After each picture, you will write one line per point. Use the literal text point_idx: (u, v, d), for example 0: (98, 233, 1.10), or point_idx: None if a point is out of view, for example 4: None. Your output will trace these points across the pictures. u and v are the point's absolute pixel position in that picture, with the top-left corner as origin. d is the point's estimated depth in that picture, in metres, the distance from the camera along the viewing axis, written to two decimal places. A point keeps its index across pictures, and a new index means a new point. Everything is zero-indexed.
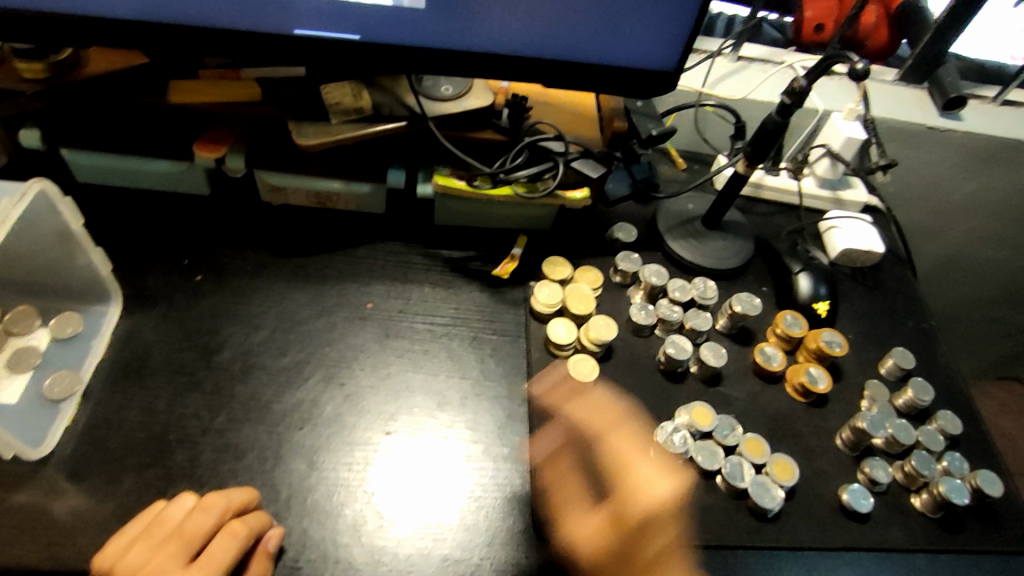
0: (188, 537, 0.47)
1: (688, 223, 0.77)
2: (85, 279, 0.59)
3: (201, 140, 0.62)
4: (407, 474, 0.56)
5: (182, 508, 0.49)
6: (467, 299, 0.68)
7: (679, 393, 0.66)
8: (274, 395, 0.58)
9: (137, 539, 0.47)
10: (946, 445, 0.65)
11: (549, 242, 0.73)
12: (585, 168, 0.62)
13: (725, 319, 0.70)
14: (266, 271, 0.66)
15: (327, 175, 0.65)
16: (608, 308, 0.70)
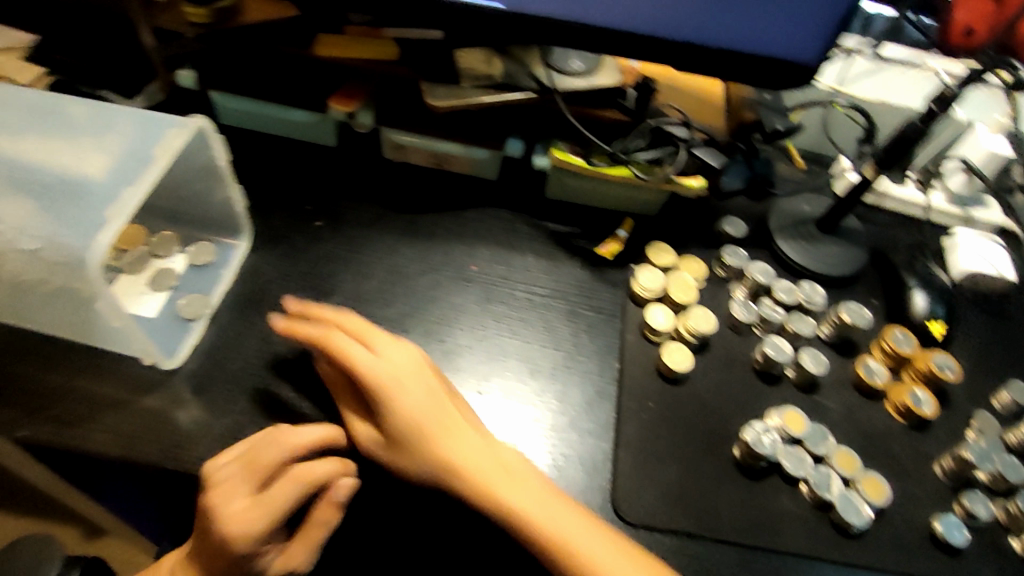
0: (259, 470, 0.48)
1: (801, 225, 0.75)
2: (221, 212, 0.64)
3: (337, 93, 0.64)
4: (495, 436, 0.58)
5: (283, 447, 0.49)
6: (567, 274, 0.69)
7: (771, 395, 0.65)
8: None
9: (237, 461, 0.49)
10: None
11: (655, 228, 0.73)
12: (707, 157, 0.62)
13: (830, 327, 0.68)
14: (380, 224, 0.69)
15: (449, 137, 0.67)
16: (708, 301, 0.69)
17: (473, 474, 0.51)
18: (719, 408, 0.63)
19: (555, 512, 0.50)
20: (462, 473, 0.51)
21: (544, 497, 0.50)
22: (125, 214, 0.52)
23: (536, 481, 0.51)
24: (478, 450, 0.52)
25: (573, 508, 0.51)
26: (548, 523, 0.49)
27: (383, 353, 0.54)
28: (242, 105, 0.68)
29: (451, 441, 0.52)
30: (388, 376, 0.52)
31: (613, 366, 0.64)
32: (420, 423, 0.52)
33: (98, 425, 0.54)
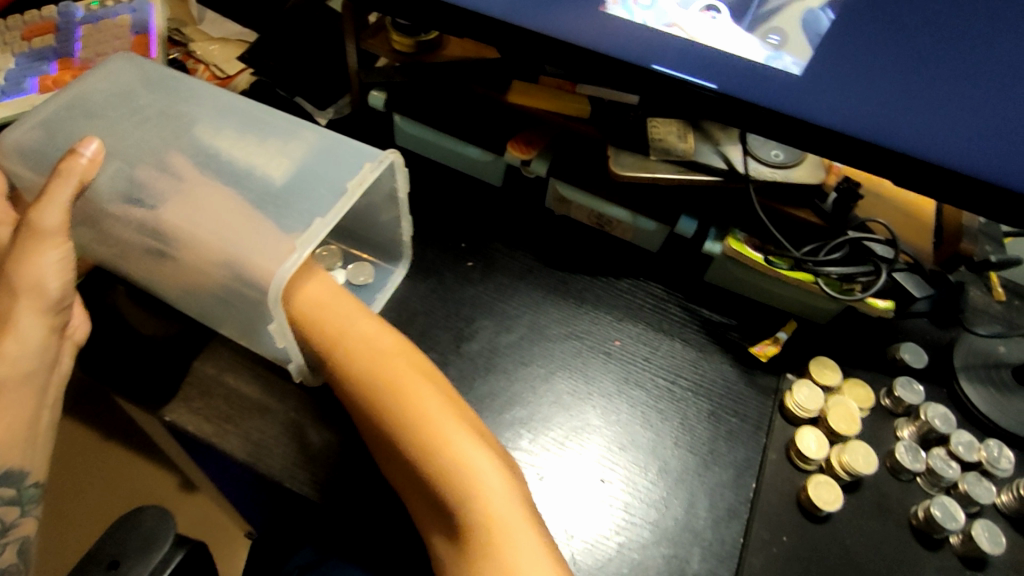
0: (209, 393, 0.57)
1: (993, 367, 0.66)
2: (388, 237, 0.65)
3: (516, 139, 0.64)
4: (606, 533, 0.54)
5: (213, 369, 0.59)
6: (714, 370, 0.64)
7: (928, 561, 0.56)
8: (506, 400, 0.59)
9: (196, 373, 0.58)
10: None
11: (821, 338, 0.66)
12: (908, 284, 0.56)
13: (1011, 498, 0.59)
14: (530, 277, 0.67)
15: (620, 203, 0.64)
16: (868, 434, 0.62)
17: (420, 421, 0.50)
18: (864, 562, 0.55)
19: (484, 470, 0.48)
20: (413, 419, 0.50)
21: (479, 454, 0.49)
22: (309, 246, 0.52)
23: (481, 441, 0.50)
24: (432, 401, 0.51)
25: (511, 482, 0.48)
26: (484, 490, 0.47)
27: (358, 321, 0.56)
28: (422, 132, 0.69)
29: (412, 386, 0.52)
30: (374, 348, 0.54)
31: (750, 485, 0.58)
32: (399, 384, 0.52)
33: (232, 428, 0.56)
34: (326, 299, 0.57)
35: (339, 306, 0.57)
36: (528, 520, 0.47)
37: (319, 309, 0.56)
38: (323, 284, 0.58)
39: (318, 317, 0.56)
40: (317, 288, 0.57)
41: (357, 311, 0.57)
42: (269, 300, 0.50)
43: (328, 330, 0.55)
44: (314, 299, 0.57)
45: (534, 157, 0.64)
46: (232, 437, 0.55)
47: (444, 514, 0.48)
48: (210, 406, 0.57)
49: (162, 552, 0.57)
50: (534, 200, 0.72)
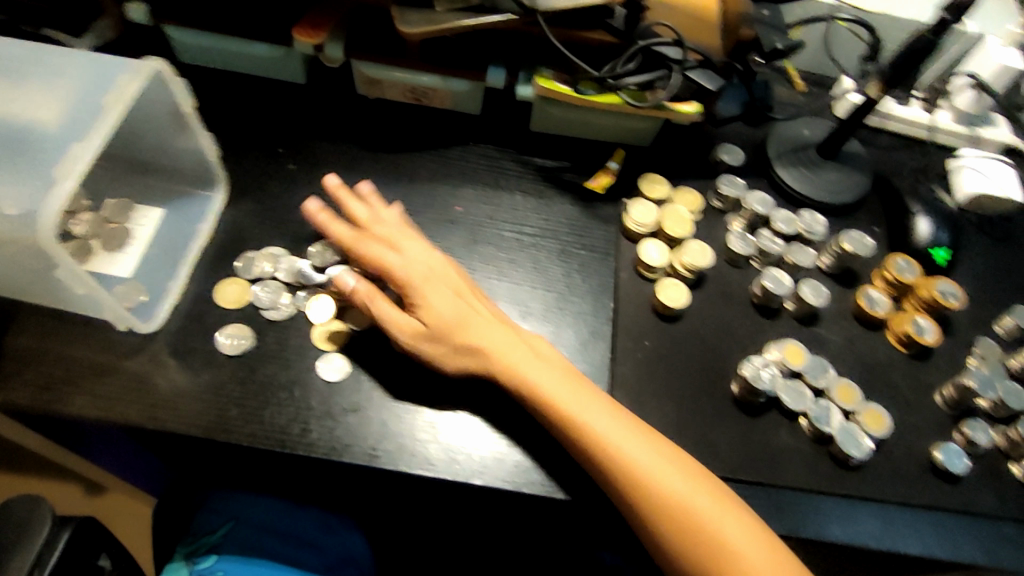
0: (38, 360, 0.53)
1: (800, 150, 0.71)
2: (195, 162, 0.60)
3: (300, 23, 0.60)
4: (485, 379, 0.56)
5: (34, 338, 0.54)
6: (558, 212, 0.66)
7: (771, 328, 0.63)
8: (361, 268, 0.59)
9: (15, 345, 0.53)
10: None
11: (647, 159, 0.69)
12: (701, 80, 0.58)
13: (830, 257, 0.66)
14: (358, 166, 0.65)
15: (425, 69, 0.62)
16: (704, 234, 0.66)
17: (609, 452, 0.49)
18: (717, 345, 0.61)
19: (676, 481, 0.48)
20: (604, 454, 0.49)
21: (687, 481, 0.49)
22: (72, 182, 0.45)
23: (708, 485, 0.49)
24: (594, 412, 0.50)
25: (748, 518, 0.48)
26: (726, 541, 0.47)
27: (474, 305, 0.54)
28: (200, 40, 0.64)
29: (565, 398, 0.50)
30: (566, 399, 0.50)
31: (608, 305, 0.62)
32: (618, 448, 0.49)
33: (76, 390, 0.52)
34: (425, 283, 0.53)
35: (497, 326, 0.54)
36: (775, 555, 0.47)
37: (386, 275, 0.54)
38: (420, 268, 0.54)
39: (475, 329, 0.53)
40: (454, 308, 0.53)
41: (511, 330, 0.54)
42: (44, 247, 0.44)
43: (453, 319, 0.52)
44: (406, 271, 0.54)
45: (325, 40, 0.60)
46: (80, 398, 0.52)
47: (672, 561, 0.48)
48: (43, 373, 0.52)
49: (43, 535, 0.54)
50: (345, 89, 0.69)
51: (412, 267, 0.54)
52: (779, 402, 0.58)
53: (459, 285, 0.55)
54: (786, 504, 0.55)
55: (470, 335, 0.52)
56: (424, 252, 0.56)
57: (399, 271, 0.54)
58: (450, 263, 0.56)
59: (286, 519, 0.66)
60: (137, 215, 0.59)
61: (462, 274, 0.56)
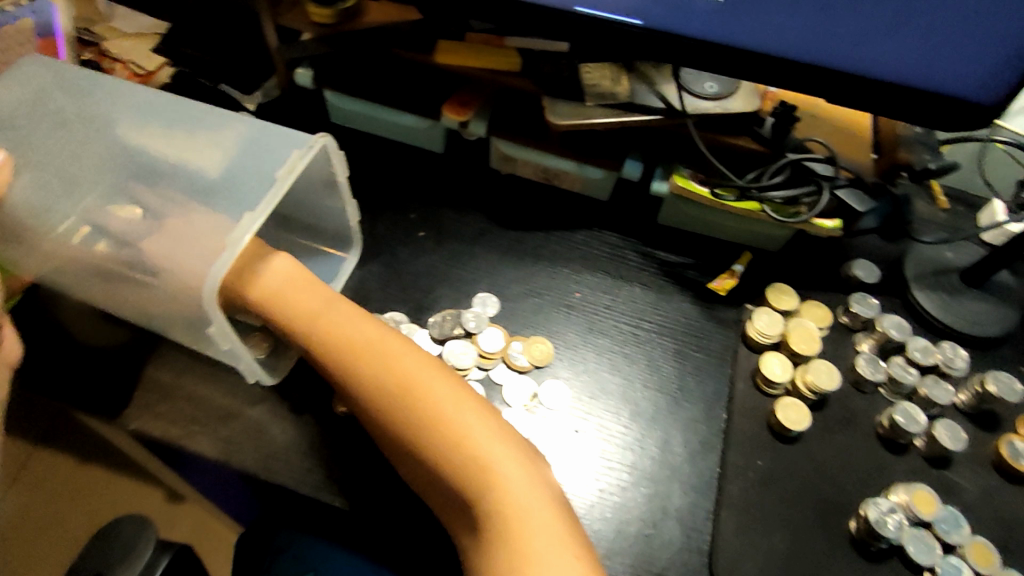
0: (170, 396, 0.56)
1: (942, 275, 0.67)
2: (336, 224, 0.63)
3: (451, 101, 0.63)
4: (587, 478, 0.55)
5: (169, 374, 0.57)
6: (676, 310, 0.64)
7: (898, 466, 0.58)
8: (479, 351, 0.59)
9: (152, 377, 0.57)
10: None
11: (775, 265, 0.67)
12: (851, 200, 0.56)
13: (969, 395, 0.61)
14: (484, 240, 0.67)
15: (564, 155, 0.63)
16: (829, 352, 0.63)
17: (496, 490, 0.46)
18: (836, 476, 0.57)
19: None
20: (492, 490, 0.46)
21: None
22: (240, 243, 0.47)
23: None
24: (547, 522, 0.45)
25: None
26: None
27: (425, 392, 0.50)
28: (356, 107, 0.67)
29: (507, 474, 0.46)
30: (522, 507, 0.45)
31: (720, 416, 0.59)
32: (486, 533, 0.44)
33: (199, 428, 0.54)
34: (340, 326, 0.52)
35: (478, 415, 0.48)
36: None
37: (327, 337, 0.52)
38: (329, 304, 0.54)
39: (441, 398, 0.49)
40: (403, 365, 0.50)
41: (494, 422, 0.49)
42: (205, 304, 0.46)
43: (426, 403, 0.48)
44: (301, 305, 0.54)
45: (471, 118, 0.63)
46: (202, 438, 0.54)
47: None
48: (172, 409, 0.55)
49: (146, 557, 0.56)
50: (479, 162, 0.71)
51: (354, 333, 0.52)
52: (902, 551, 0.54)
53: (368, 320, 0.54)
54: None
55: (445, 421, 0.48)
56: (358, 313, 0.54)
57: (324, 319, 0.53)
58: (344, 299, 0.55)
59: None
60: None
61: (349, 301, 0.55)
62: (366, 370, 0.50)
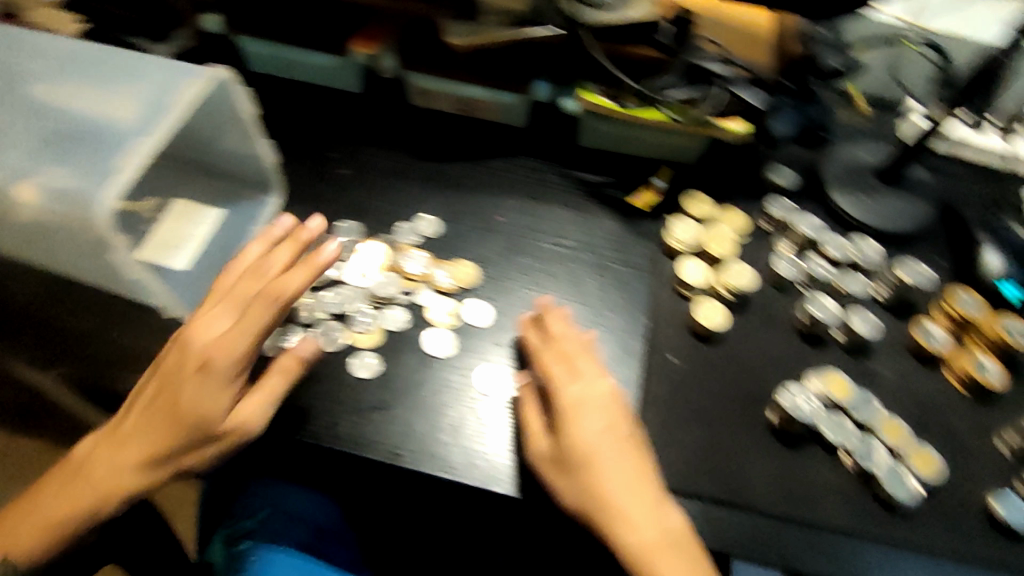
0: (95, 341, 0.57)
1: (860, 175, 0.68)
2: (254, 168, 0.63)
3: (359, 35, 0.63)
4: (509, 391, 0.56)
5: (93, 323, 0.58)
6: (599, 226, 0.66)
7: (817, 358, 0.60)
8: (403, 272, 0.61)
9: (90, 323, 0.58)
10: None
11: (694, 178, 0.68)
12: (748, 97, 0.58)
13: (885, 288, 0.63)
14: (405, 173, 0.67)
15: (474, 81, 0.64)
16: (750, 256, 0.64)
17: None
18: (757, 371, 0.59)
19: None
20: None
21: None
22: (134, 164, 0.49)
23: None
24: None
25: None
26: None
27: (609, 449, 0.49)
28: (265, 49, 0.67)
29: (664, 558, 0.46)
30: None
31: (643, 323, 0.61)
32: None
33: (125, 370, 0.55)
34: (603, 467, 0.48)
35: (637, 491, 0.48)
36: None
37: (591, 472, 0.48)
38: (600, 434, 0.49)
39: (612, 476, 0.48)
40: (642, 528, 0.47)
41: (655, 501, 0.48)
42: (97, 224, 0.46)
43: (581, 460, 0.48)
44: (585, 455, 0.48)
45: (380, 50, 0.63)
46: (128, 379, 0.55)
47: None
48: None
49: None
50: (398, 99, 0.72)
51: (599, 427, 0.49)
52: (819, 435, 0.55)
53: (639, 477, 0.48)
54: (819, 543, 0.52)
55: (597, 476, 0.48)
56: (627, 461, 0.49)
57: (592, 464, 0.48)
58: (616, 432, 0.49)
59: (312, 514, 0.68)
60: (198, 215, 0.62)
61: (623, 432, 0.50)
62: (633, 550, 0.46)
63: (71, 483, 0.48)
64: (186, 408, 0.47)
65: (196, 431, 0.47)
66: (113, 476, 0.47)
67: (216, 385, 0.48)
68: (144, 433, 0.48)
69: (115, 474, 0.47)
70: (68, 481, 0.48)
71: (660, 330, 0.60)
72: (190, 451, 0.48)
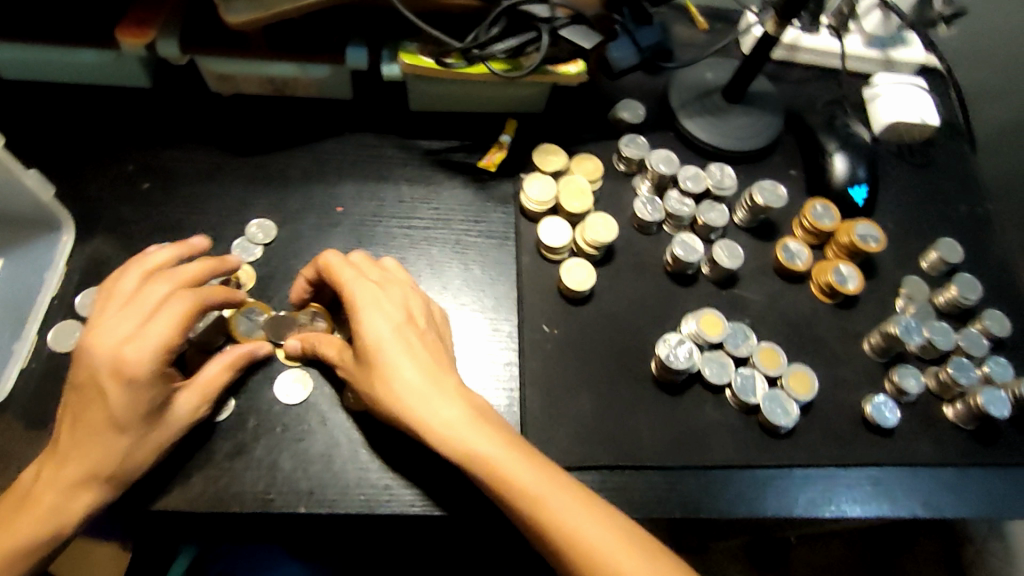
0: None
1: (706, 97, 0.66)
2: (26, 207, 0.52)
3: (124, 22, 0.52)
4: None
5: None
6: (448, 197, 0.60)
7: (689, 297, 0.59)
8: None
9: None
10: (907, 359, 0.58)
11: (542, 127, 0.64)
12: (576, 38, 0.52)
13: (744, 212, 0.62)
14: (221, 175, 0.59)
15: (277, 57, 0.55)
16: (610, 202, 0.62)
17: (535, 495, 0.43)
18: (634, 322, 0.57)
19: (622, 558, 0.41)
20: (531, 502, 0.42)
21: None
22: None
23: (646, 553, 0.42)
24: (544, 481, 0.43)
25: None
26: None
27: (405, 362, 0.46)
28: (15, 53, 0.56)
29: (501, 454, 0.44)
30: (527, 478, 0.43)
31: (511, 295, 0.57)
32: (526, 501, 0.43)
33: None
34: (411, 389, 0.45)
35: (444, 394, 0.45)
36: None
37: (401, 404, 0.45)
38: (390, 337, 0.46)
39: (419, 392, 0.45)
40: (467, 435, 0.44)
41: (467, 400, 0.46)
42: None
43: (386, 388, 0.45)
44: (387, 382, 0.45)
45: (156, 37, 0.53)
46: None
47: None
48: None
49: None
50: (197, 87, 0.62)
51: (395, 345, 0.46)
52: (700, 376, 0.55)
53: (445, 377, 0.46)
54: (715, 484, 0.52)
55: (402, 396, 0.45)
56: (440, 400, 0.45)
57: (404, 408, 0.45)
58: (424, 367, 0.46)
59: None
60: None
61: (431, 364, 0.46)
62: (467, 457, 0.44)
63: (19, 511, 0.42)
64: (125, 418, 0.43)
65: (150, 430, 0.44)
66: (66, 504, 0.42)
67: (146, 389, 0.43)
68: (87, 447, 0.43)
69: (64, 497, 0.42)
70: (17, 505, 0.42)
71: (530, 300, 0.57)
72: (144, 446, 0.44)
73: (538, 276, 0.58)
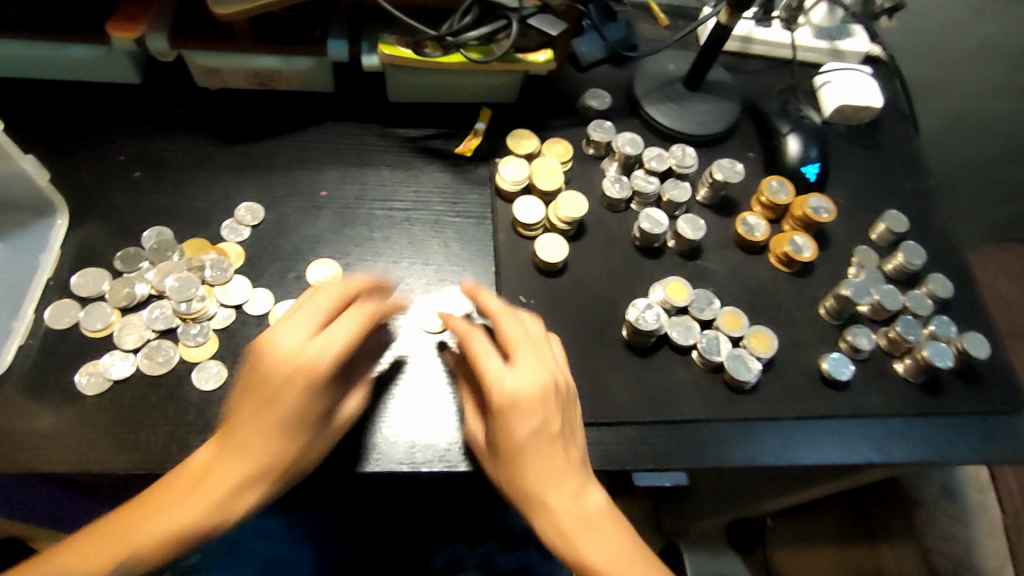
0: None
1: (667, 85, 0.70)
2: (24, 191, 0.55)
3: (115, 18, 0.55)
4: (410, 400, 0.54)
5: None
6: (428, 181, 0.64)
7: (655, 268, 0.63)
8: (205, 281, 0.56)
9: None
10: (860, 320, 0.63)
11: (514, 114, 0.68)
12: (542, 25, 0.56)
13: (706, 189, 0.66)
14: (210, 163, 0.62)
15: (262, 49, 0.59)
16: (580, 182, 0.66)
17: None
18: (605, 292, 0.61)
19: None
20: None
21: None
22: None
23: None
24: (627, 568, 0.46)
25: None
26: None
27: (532, 461, 0.46)
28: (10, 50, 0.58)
29: (601, 548, 0.46)
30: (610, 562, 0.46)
31: (490, 270, 0.61)
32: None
33: None
34: (533, 485, 0.46)
35: (559, 492, 0.46)
36: None
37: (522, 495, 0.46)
38: (528, 438, 0.45)
39: (536, 486, 0.46)
40: (577, 534, 0.46)
41: (580, 493, 0.47)
42: None
43: (512, 475, 0.46)
44: (510, 474, 0.46)
45: (146, 32, 0.56)
46: None
47: None
48: None
49: None
50: (184, 82, 0.65)
51: (527, 450, 0.46)
52: (668, 339, 0.59)
53: (564, 470, 0.47)
54: (684, 438, 0.56)
55: (519, 489, 0.46)
56: (566, 485, 0.46)
57: (531, 485, 0.46)
58: (549, 461, 0.46)
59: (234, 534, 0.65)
60: None
61: (559, 454, 0.46)
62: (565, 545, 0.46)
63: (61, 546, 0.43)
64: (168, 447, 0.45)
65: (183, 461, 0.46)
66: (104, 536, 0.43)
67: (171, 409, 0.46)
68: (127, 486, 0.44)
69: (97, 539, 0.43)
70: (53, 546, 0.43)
71: (507, 273, 0.60)
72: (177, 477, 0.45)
73: (514, 252, 0.61)
